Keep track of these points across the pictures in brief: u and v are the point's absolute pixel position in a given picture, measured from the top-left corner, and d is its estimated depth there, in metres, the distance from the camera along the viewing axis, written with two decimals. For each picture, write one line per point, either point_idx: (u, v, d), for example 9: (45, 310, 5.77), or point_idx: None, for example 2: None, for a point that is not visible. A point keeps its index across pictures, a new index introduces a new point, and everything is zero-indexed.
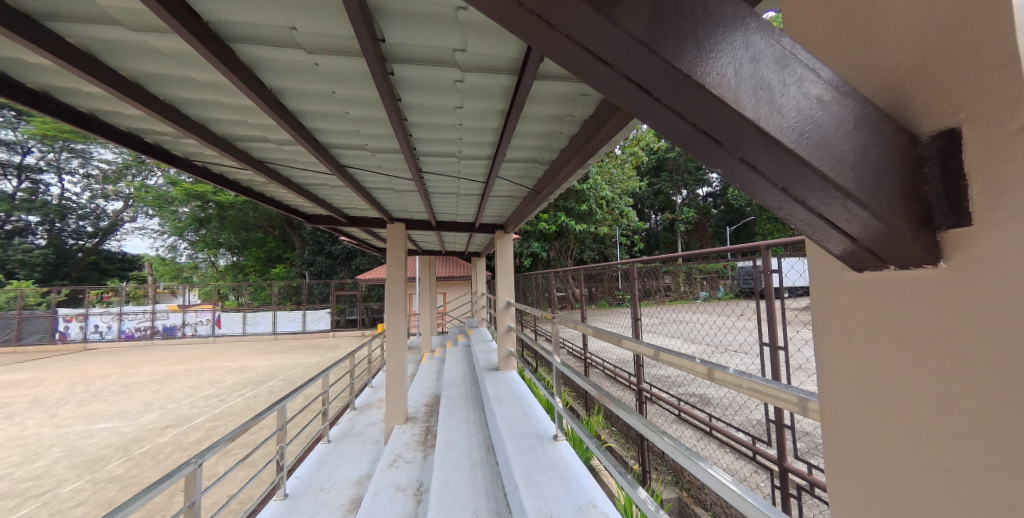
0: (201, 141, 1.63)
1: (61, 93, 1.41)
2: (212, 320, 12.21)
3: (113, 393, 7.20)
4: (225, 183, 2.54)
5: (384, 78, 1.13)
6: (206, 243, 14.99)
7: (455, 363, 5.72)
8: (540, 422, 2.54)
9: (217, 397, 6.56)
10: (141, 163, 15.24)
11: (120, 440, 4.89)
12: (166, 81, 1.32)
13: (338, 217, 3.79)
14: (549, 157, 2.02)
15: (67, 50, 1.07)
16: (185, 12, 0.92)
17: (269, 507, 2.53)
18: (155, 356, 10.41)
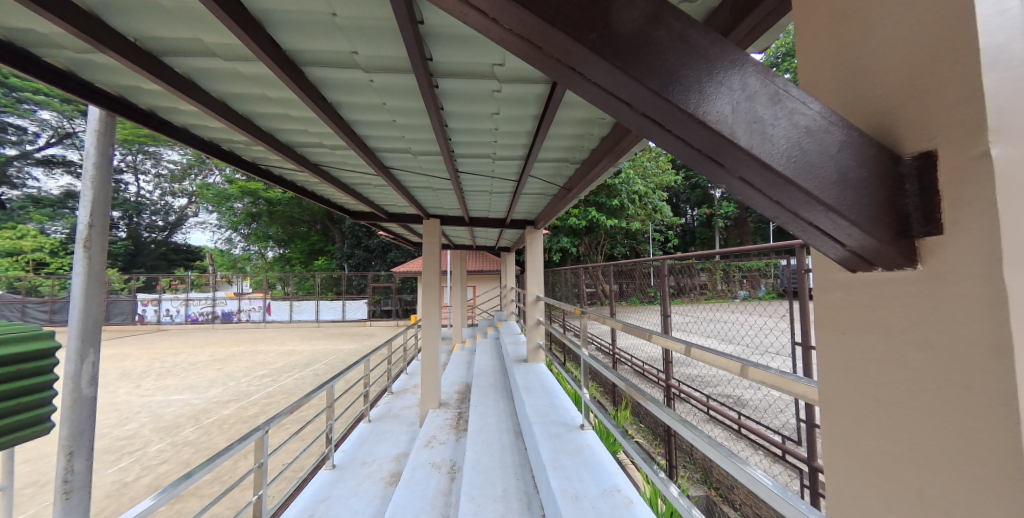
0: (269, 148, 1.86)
1: (163, 111, 1.68)
2: (264, 307, 13.33)
3: (185, 368, 8.10)
4: (283, 183, 2.82)
5: (430, 92, 1.26)
6: (258, 236, 16.31)
7: (485, 354, 5.93)
8: (567, 411, 2.64)
9: (270, 377, 7.20)
10: (204, 163, 16.72)
11: (192, 410, 5.54)
12: (246, 99, 1.53)
13: (378, 214, 4.05)
14: (580, 157, 2.10)
15: (175, 78, 1.29)
16: (270, 45, 1.10)
17: (321, 474, 2.83)
18: (216, 338, 11.51)
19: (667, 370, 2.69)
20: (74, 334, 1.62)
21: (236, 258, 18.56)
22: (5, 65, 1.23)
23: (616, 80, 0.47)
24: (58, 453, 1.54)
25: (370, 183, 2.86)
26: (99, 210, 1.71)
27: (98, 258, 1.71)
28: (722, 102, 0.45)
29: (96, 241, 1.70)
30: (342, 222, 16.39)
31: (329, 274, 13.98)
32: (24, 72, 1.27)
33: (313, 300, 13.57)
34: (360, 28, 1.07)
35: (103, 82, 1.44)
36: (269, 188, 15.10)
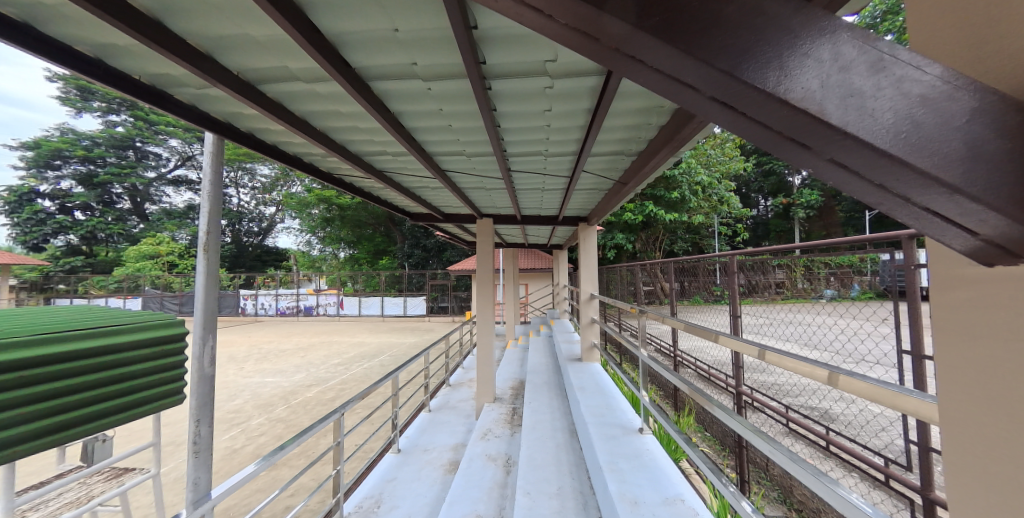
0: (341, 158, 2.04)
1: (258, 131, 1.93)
2: (338, 302, 14.72)
3: (276, 354, 9.24)
4: (352, 189, 3.08)
5: (484, 95, 1.29)
6: (332, 238, 18.03)
7: (539, 351, 5.94)
8: (625, 413, 2.55)
9: (344, 365, 7.95)
10: (287, 175, 18.88)
11: (282, 391, 6.31)
12: (321, 114, 1.70)
13: (435, 215, 4.25)
14: (636, 149, 2.00)
15: (265, 100, 1.47)
16: (342, 65, 1.20)
17: (388, 457, 3.07)
18: (300, 329, 12.98)
19: (738, 375, 2.48)
20: (199, 321, 1.92)
21: (314, 258, 20.70)
22: (145, 101, 1.50)
23: (679, 64, 0.45)
24: (189, 419, 1.85)
25: (427, 186, 3.01)
26: (212, 218, 2.02)
27: (213, 258, 2.01)
28: (808, 75, 0.40)
29: (211, 243, 2.00)
30: (403, 224, 17.48)
31: (392, 273, 15.00)
32: (158, 106, 1.54)
33: (379, 296, 14.68)
34: (418, 38, 1.12)
35: (214, 111, 1.69)
36: (340, 194, 16.59)
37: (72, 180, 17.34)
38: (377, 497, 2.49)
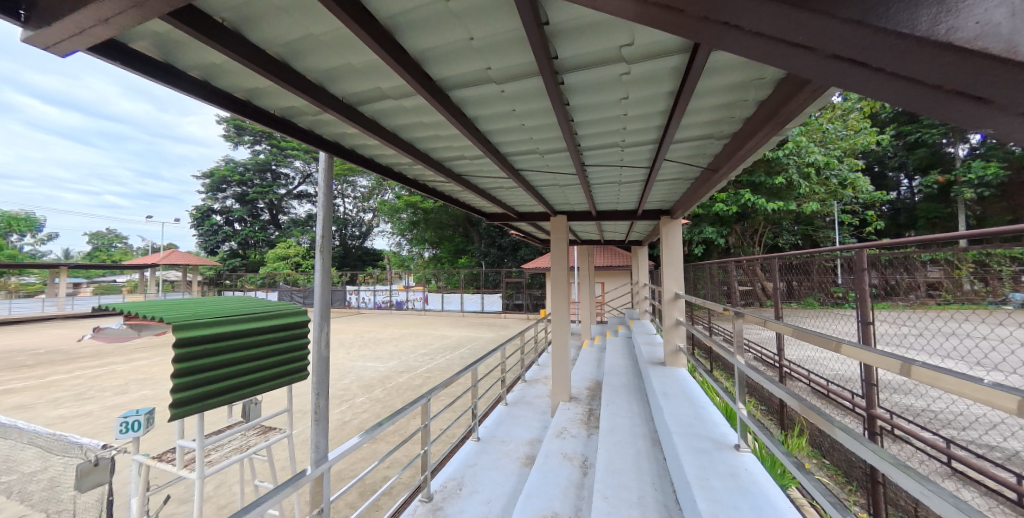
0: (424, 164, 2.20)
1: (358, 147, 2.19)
2: (423, 297, 16.06)
3: (374, 342, 10.46)
4: (434, 193, 3.31)
5: (557, 91, 1.28)
6: (417, 239, 19.69)
7: (616, 352, 5.69)
8: (718, 426, 2.29)
9: (429, 355, 8.63)
10: (381, 184, 21.15)
11: (379, 375, 7.12)
12: (408, 127, 1.86)
13: (510, 214, 4.35)
14: (729, 130, 1.78)
15: (362, 119, 1.66)
16: (424, 78, 1.29)
17: (469, 444, 3.26)
18: (392, 321, 14.48)
19: (869, 395, 2.06)
20: (318, 310, 2.25)
21: (403, 257, 22.84)
22: (277, 130, 1.81)
23: (790, 20, 0.43)
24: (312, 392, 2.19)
25: (502, 186, 3.09)
26: (325, 225, 2.35)
27: (325, 257, 2.34)
28: (976, 10, 0.37)
29: (325, 244, 2.33)
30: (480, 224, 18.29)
31: (470, 271, 15.81)
32: (286, 133, 1.85)
33: (459, 293, 15.60)
34: (493, 44, 1.16)
35: (325, 132, 1.96)
36: (424, 198, 17.98)
37: (230, 198, 21.97)
38: (459, 480, 2.66)
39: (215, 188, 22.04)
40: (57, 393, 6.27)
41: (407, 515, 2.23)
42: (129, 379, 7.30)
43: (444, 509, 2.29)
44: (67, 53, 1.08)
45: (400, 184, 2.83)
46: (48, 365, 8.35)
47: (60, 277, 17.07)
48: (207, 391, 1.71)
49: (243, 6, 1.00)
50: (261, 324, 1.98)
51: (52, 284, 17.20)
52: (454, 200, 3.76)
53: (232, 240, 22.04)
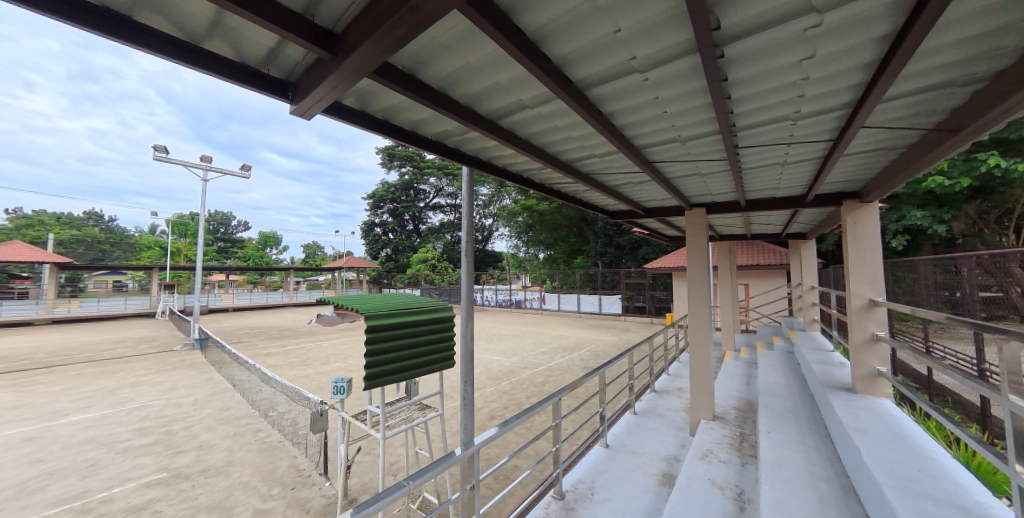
0: (554, 167, 2.27)
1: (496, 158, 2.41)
2: (540, 297, 16.64)
3: (498, 338, 11.27)
4: (557, 194, 3.37)
5: (716, 66, 1.13)
6: (534, 242, 20.45)
7: (772, 368, 4.74)
8: (965, 489, 1.62)
9: (549, 354, 8.81)
10: (500, 191, 22.77)
11: (504, 368, 7.64)
12: (541, 133, 1.93)
13: (637, 210, 4.10)
14: (986, 71, 1.27)
15: (501, 130, 1.81)
16: (566, 82, 1.32)
17: (597, 449, 3.19)
18: (512, 319, 15.39)
19: None
20: (464, 308, 2.53)
21: (521, 258, 24.00)
22: (433, 152, 2.13)
23: None
24: (462, 382, 2.47)
25: (631, 181, 2.93)
26: (468, 233, 2.64)
27: (467, 262, 2.61)
28: None
29: (468, 247, 2.61)
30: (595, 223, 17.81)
31: (587, 271, 15.55)
32: (438, 153, 2.16)
33: (575, 294, 15.47)
34: (642, 32, 1.10)
35: (469, 149, 2.22)
36: (541, 201, 18.36)
37: (387, 213, 26.97)
38: (590, 484, 2.62)
39: (376, 205, 27.39)
40: (289, 359, 8.77)
41: (541, 508, 2.32)
42: (327, 353, 9.71)
43: (576, 511, 2.29)
44: (312, 116, 1.49)
45: (527, 187, 2.99)
46: (283, 339, 11.78)
47: (288, 276, 23.88)
48: (385, 369, 2.11)
49: (418, 51, 1.20)
50: (424, 317, 2.35)
51: (285, 281, 24.18)
52: (577, 200, 3.77)
53: (388, 246, 27.00)
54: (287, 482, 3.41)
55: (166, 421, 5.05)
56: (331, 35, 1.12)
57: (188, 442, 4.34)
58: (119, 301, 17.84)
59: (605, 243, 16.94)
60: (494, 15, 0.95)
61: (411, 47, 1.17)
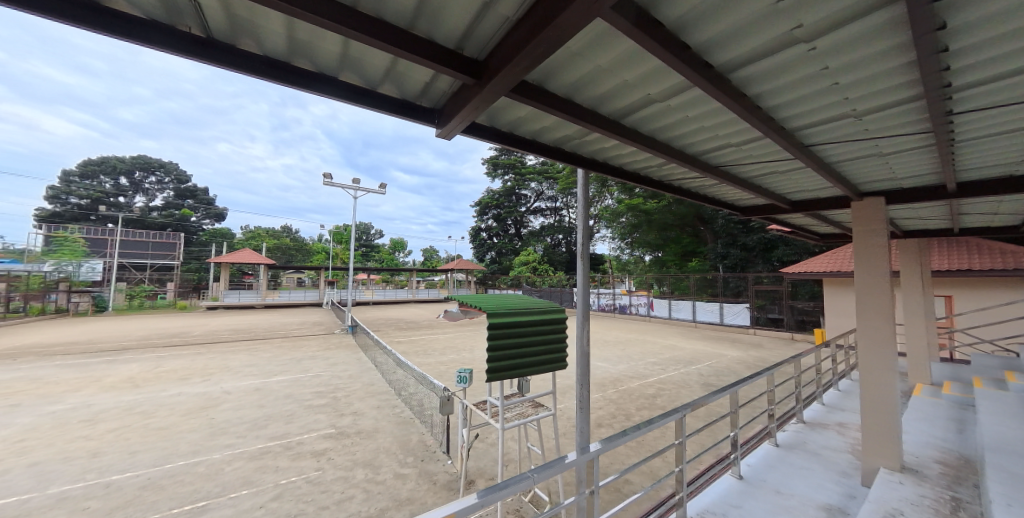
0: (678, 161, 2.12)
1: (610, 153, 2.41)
2: (648, 303, 15.60)
3: (601, 343, 10.88)
4: (673, 188, 3.17)
5: (928, 17, 0.89)
6: (639, 244, 18.20)
7: (1005, 412, 3.41)
8: None
9: (660, 365, 8.08)
10: (603, 191, 22.11)
11: (609, 375, 7.31)
12: (667, 128, 1.83)
13: (779, 204, 3.50)
14: None
15: (622, 128, 1.78)
16: (706, 69, 1.23)
17: (727, 478, 2.80)
18: (617, 325, 14.65)
19: None
20: (580, 311, 2.52)
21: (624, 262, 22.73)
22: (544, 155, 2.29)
23: None
24: (577, 384, 2.46)
25: (774, 170, 2.53)
26: (584, 237, 2.61)
27: (584, 267, 2.58)
28: None
29: (583, 249, 2.58)
30: (714, 221, 15.65)
31: (704, 276, 13.80)
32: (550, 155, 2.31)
33: (690, 300, 13.84)
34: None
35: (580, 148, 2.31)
36: (646, 200, 17.12)
37: (492, 218, 28.80)
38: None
39: (483, 212, 29.53)
40: (413, 348, 10.11)
41: None
42: (442, 345, 10.86)
43: None
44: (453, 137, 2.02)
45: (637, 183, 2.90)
46: (408, 330, 13.65)
47: (412, 276, 27.60)
48: (504, 365, 2.24)
49: (550, 64, 1.29)
50: (540, 318, 2.42)
51: (410, 280, 28.02)
52: (698, 195, 3.44)
53: (493, 250, 28.79)
54: (418, 454, 3.92)
55: (332, 389, 6.35)
56: (470, 70, 1.45)
57: (347, 407, 5.39)
58: (301, 293, 23.29)
59: (727, 244, 14.73)
60: (637, 18, 0.96)
61: (542, 64, 1.29)
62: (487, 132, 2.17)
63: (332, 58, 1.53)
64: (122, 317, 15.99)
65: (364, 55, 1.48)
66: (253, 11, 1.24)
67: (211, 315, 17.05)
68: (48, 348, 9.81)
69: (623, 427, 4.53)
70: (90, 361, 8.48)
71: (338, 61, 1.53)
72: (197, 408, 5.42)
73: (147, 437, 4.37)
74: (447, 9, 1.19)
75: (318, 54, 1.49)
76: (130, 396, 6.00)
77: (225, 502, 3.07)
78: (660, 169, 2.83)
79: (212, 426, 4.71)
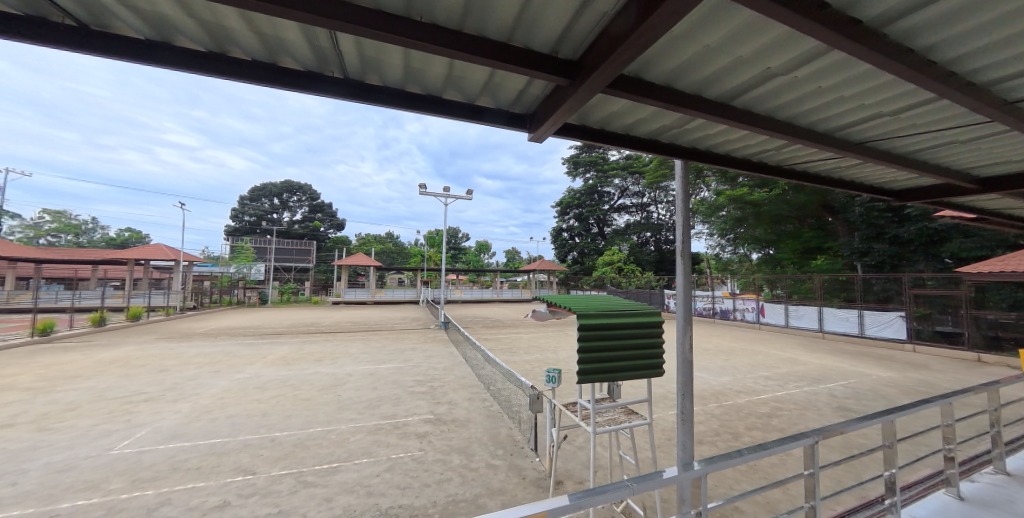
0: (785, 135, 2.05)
1: (705, 139, 2.39)
2: (757, 308, 13.68)
3: (699, 351, 9.81)
4: (789, 174, 2.83)
5: None
6: (746, 240, 15.76)
7: None
8: None
9: (777, 381, 6.93)
10: (698, 183, 20.02)
11: (711, 388, 6.54)
12: (776, 97, 1.81)
13: (957, 183, 2.78)
14: None
15: (723, 107, 1.88)
16: (850, 25, 1.13)
17: None
18: (718, 331, 13.04)
19: None
20: (680, 315, 2.32)
21: (726, 261, 20.11)
22: (629, 147, 2.44)
23: None
24: (677, 394, 2.26)
25: (938, 135, 2.11)
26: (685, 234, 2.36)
27: (683, 267, 2.36)
28: None
29: (683, 247, 2.37)
30: (847, 210, 12.48)
31: (835, 278, 11.48)
32: (635, 147, 2.44)
33: (815, 306, 11.58)
34: None
35: (667, 136, 2.37)
36: (754, 189, 14.92)
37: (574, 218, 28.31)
38: None
39: (564, 212, 29.21)
40: (499, 345, 10.50)
41: None
42: (526, 343, 11.05)
43: None
44: (544, 139, 2.18)
45: (734, 170, 2.76)
46: (494, 328, 14.23)
47: (497, 276, 28.69)
48: (595, 367, 2.18)
49: (653, 54, 1.47)
50: (634, 320, 2.29)
51: (494, 281, 29.19)
52: (831, 181, 2.95)
53: (575, 250, 28.30)
54: (507, 448, 4.04)
55: (429, 378, 6.96)
56: (564, 72, 1.63)
57: (443, 396, 5.86)
58: (402, 292, 26.06)
59: (869, 237, 11.80)
60: None
61: (644, 55, 1.49)
62: (573, 130, 2.22)
63: (436, 80, 1.86)
64: (275, 309, 20.05)
65: (465, 73, 1.76)
66: (378, 52, 1.62)
67: (335, 309, 20.20)
68: (231, 331, 12.81)
69: (731, 448, 4.00)
70: (257, 342, 10.83)
71: (444, 82, 1.87)
72: (328, 386, 6.48)
73: (294, 405, 5.36)
74: (542, 25, 1.43)
75: (428, 77, 1.83)
76: (281, 372, 7.46)
77: (352, 467, 3.60)
78: (772, 154, 2.59)
79: (339, 401, 5.59)
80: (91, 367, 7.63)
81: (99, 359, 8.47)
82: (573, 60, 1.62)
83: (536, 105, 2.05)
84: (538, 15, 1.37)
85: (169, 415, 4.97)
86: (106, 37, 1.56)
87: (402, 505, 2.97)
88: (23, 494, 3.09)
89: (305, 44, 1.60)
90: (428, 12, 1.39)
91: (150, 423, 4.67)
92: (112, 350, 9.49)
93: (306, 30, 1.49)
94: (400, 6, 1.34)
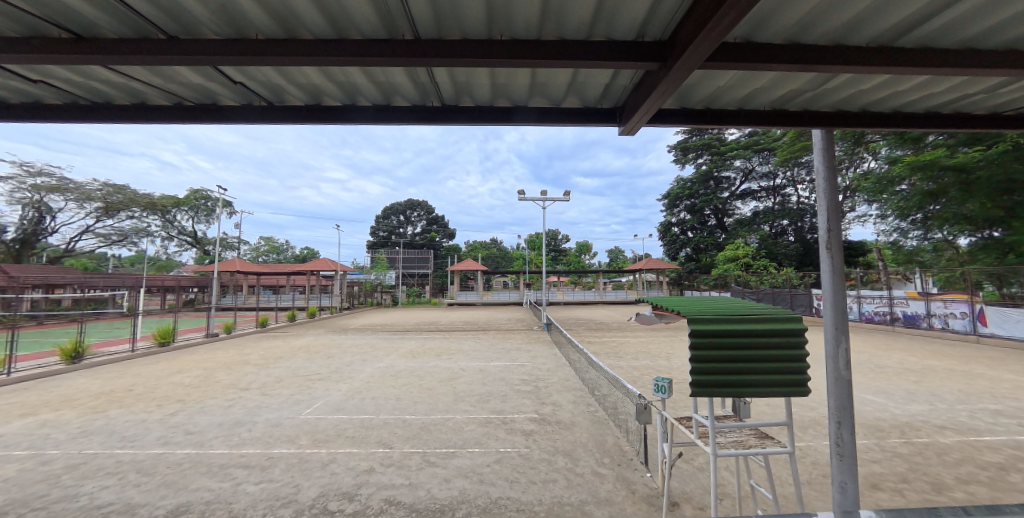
0: (983, 69, 1.58)
1: (851, 100, 1.98)
2: (972, 313, 9.75)
3: (871, 369, 7.72)
4: (979, 120, 2.22)
5: None
6: (944, 220, 11.12)
7: None
8: None
9: (1016, 419, 4.92)
10: (858, 153, 15.88)
11: (894, 418, 5.07)
12: (965, 20, 1.41)
13: None
14: None
15: (879, 54, 1.54)
16: None
17: None
18: (902, 344, 10.03)
19: None
20: (830, 321, 1.88)
21: (911, 252, 15.35)
22: (745, 123, 2.15)
23: None
24: (830, 419, 1.84)
25: None
26: (833, 218, 1.91)
27: (837, 258, 1.91)
28: None
29: (831, 236, 1.92)
30: None
31: None
32: (753, 122, 2.14)
33: None
34: None
35: (796, 105, 2.03)
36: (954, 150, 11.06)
37: (686, 211, 25.58)
38: None
39: (674, 204, 26.61)
40: (606, 350, 10.14)
41: None
42: (636, 348, 10.44)
43: None
44: (637, 131, 2.06)
45: (896, 129, 2.23)
46: (600, 331, 13.83)
47: (599, 277, 27.84)
48: (715, 379, 1.92)
49: (771, 7, 1.29)
50: (765, 327, 1.95)
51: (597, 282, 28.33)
52: None
53: (687, 246, 25.55)
54: (615, 458, 3.86)
55: (536, 379, 7.14)
56: (654, 56, 1.52)
57: (549, 397, 5.95)
58: (507, 293, 27.39)
59: None
60: None
61: (754, 11, 1.30)
62: (669, 116, 2.07)
63: (522, 91, 1.93)
64: (404, 309, 23.29)
65: (549, 77, 1.78)
66: (468, 76, 1.76)
67: (453, 310, 22.42)
68: (374, 327, 15.44)
69: (929, 504, 3.00)
70: (392, 337, 12.80)
71: (531, 91, 1.92)
72: (447, 378, 7.22)
73: (422, 394, 6.14)
74: (623, 12, 1.36)
75: (515, 90, 1.92)
76: (411, 363, 8.65)
77: (467, 454, 3.94)
78: (954, 100, 2.05)
79: (456, 393, 6.19)
80: (288, 351, 10.13)
81: (292, 345, 11.18)
82: (662, 40, 1.50)
83: (625, 96, 1.95)
84: (618, 4, 1.31)
85: (334, 392, 6.25)
86: (280, 110, 2.10)
87: (511, 497, 3.10)
88: (253, 437, 4.28)
89: (411, 83, 1.84)
90: (509, 29, 1.47)
91: (323, 397, 5.94)
92: (299, 339, 12.41)
93: (410, 71, 1.72)
94: (483, 30, 1.47)
